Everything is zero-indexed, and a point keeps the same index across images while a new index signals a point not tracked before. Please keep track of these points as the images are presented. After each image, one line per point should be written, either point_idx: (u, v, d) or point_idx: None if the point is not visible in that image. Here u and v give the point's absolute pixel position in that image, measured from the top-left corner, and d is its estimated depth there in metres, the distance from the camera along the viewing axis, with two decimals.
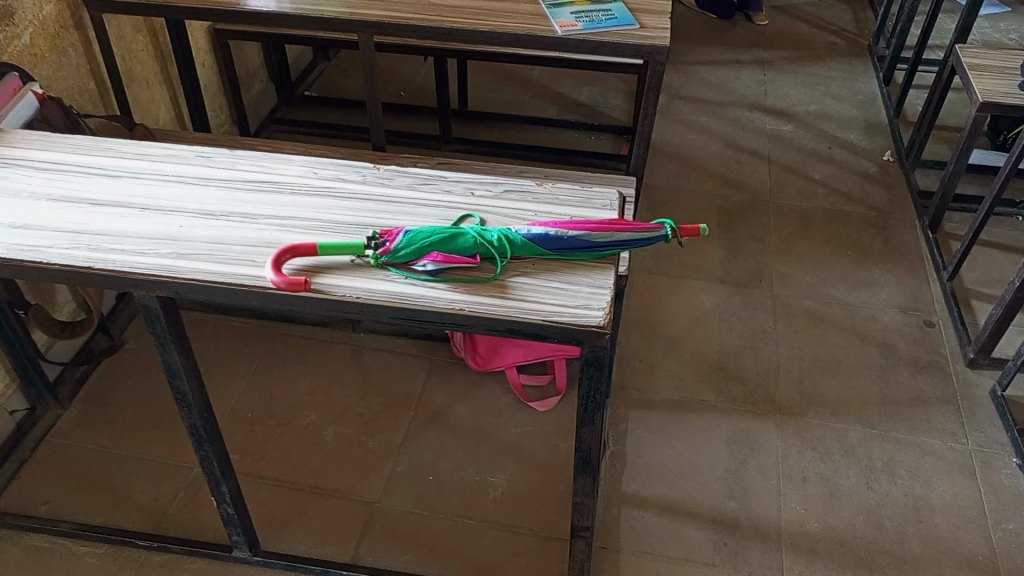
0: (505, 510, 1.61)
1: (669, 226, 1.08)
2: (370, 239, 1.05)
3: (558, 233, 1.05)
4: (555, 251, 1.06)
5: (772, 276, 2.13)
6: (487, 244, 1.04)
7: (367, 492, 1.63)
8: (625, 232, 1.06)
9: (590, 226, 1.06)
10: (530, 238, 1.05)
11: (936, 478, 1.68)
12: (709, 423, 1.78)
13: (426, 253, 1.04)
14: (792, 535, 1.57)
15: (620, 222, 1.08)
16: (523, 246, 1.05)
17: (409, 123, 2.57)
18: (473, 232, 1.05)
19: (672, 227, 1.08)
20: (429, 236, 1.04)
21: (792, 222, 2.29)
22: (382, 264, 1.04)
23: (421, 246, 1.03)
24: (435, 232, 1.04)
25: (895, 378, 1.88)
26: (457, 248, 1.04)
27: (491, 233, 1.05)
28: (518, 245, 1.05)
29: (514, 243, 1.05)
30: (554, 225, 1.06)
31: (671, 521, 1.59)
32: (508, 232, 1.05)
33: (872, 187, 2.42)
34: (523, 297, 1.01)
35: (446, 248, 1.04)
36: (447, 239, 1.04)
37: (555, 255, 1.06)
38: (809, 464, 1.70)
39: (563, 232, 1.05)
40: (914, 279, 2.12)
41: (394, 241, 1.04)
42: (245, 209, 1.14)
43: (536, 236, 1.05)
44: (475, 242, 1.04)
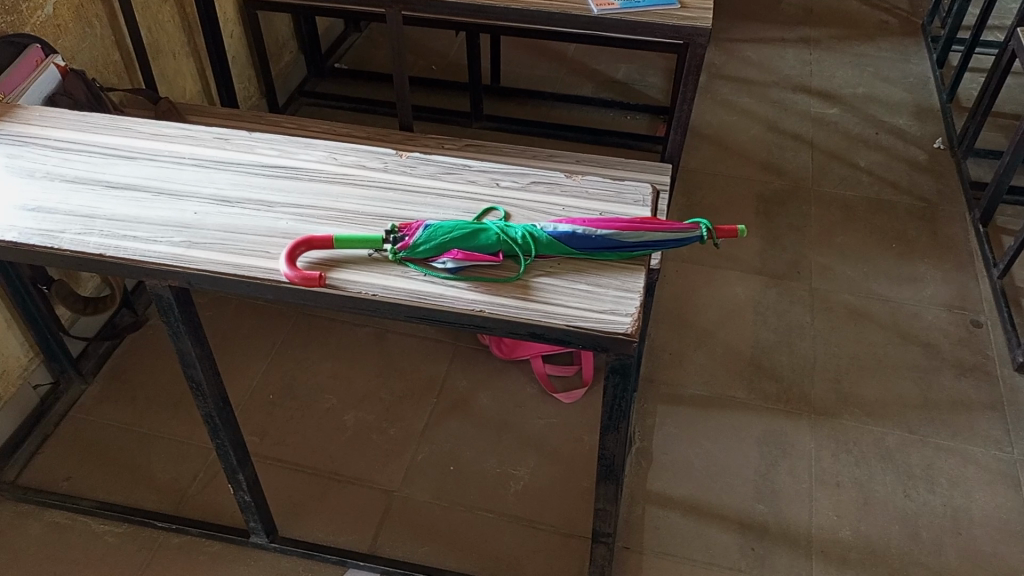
0: (525, 505, 1.57)
1: (704, 225, 1.02)
2: (388, 233, 1.00)
3: (585, 232, 0.99)
4: (581, 251, 1.00)
5: (811, 268, 2.05)
6: (511, 241, 0.99)
7: (386, 480, 1.60)
8: (658, 231, 1.00)
9: (620, 225, 1.00)
10: (555, 236, 0.99)
11: (977, 488, 1.61)
12: (740, 422, 1.72)
13: (446, 249, 0.99)
14: (823, 543, 1.52)
15: (654, 221, 1.02)
16: (551, 245, 0.99)
17: (440, 99, 2.51)
18: (496, 228, 1.00)
19: (708, 227, 1.01)
20: (454, 232, 0.98)
21: (834, 212, 2.20)
22: (400, 260, 1.00)
23: (443, 242, 0.98)
24: (461, 227, 0.99)
25: (937, 380, 1.80)
26: (479, 245, 0.99)
27: (521, 228, 1.00)
28: (543, 243, 0.99)
29: (538, 241, 0.99)
30: (581, 223, 1.00)
31: (696, 523, 1.55)
32: (532, 229, 1.00)
33: (920, 176, 2.30)
34: (547, 299, 0.96)
35: (471, 245, 0.99)
36: (468, 235, 0.99)
37: (585, 255, 1.01)
38: (843, 469, 1.64)
39: (591, 230, 0.99)
40: (961, 276, 2.03)
41: (416, 235, 0.99)
42: (261, 195, 1.10)
43: (563, 234, 0.99)
44: (497, 239, 0.99)
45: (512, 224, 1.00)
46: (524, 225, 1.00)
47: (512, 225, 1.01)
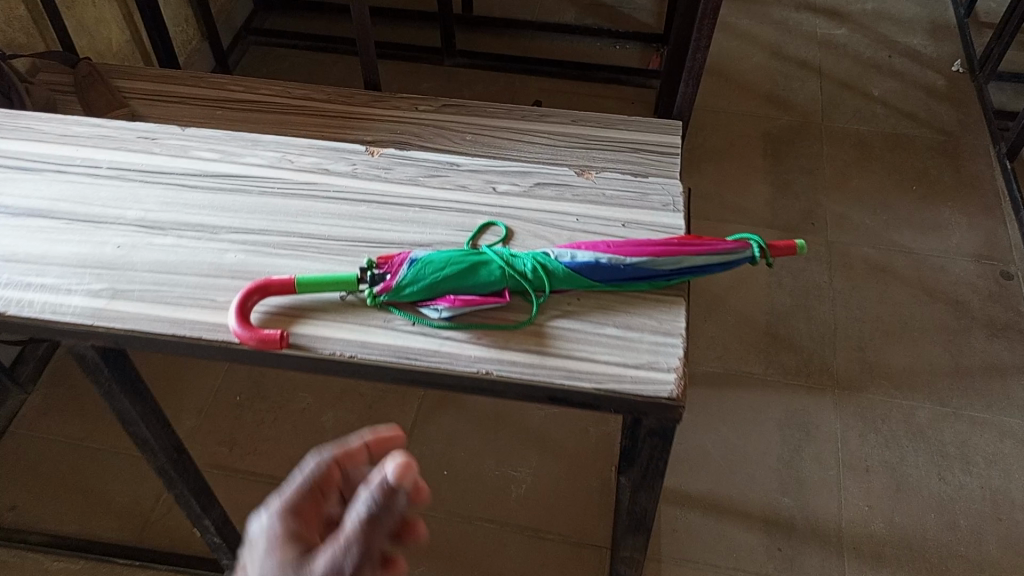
0: (529, 512, 1.42)
1: (756, 244, 0.83)
2: (365, 270, 0.80)
3: (612, 261, 0.80)
4: (606, 282, 0.81)
5: (826, 218, 1.87)
6: (519, 276, 0.79)
7: None
8: (701, 254, 0.81)
9: (654, 249, 0.81)
10: (574, 267, 0.80)
11: (1015, 466, 1.49)
12: (760, 402, 1.57)
13: (438, 292, 0.79)
14: (855, 538, 1.40)
15: (696, 242, 0.82)
16: (567, 277, 0.80)
17: (406, 33, 2.24)
18: (500, 259, 0.80)
19: (760, 245, 0.83)
20: (448, 267, 0.79)
21: (848, 150, 2.00)
22: (381, 304, 0.80)
23: (435, 280, 0.78)
24: (457, 260, 0.80)
25: (968, 343, 1.66)
26: (480, 283, 0.79)
27: (531, 257, 0.81)
28: (559, 276, 0.80)
29: (553, 274, 0.80)
30: (606, 248, 0.81)
31: (718, 522, 1.41)
32: (545, 259, 0.80)
33: (939, 105, 2.11)
34: (568, 352, 0.77)
35: (471, 284, 0.79)
36: (466, 272, 0.79)
37: (610, 287, 0.81)
38: (873, 452, 1.50)
39: (619, 259, 0.80)
40: (987, 221, 1.87)
41: (400, 271, 0.79)
42: (200, 217, 0.88)
43: (584, 265, 0.80)
44: (502, 274, 0.79)
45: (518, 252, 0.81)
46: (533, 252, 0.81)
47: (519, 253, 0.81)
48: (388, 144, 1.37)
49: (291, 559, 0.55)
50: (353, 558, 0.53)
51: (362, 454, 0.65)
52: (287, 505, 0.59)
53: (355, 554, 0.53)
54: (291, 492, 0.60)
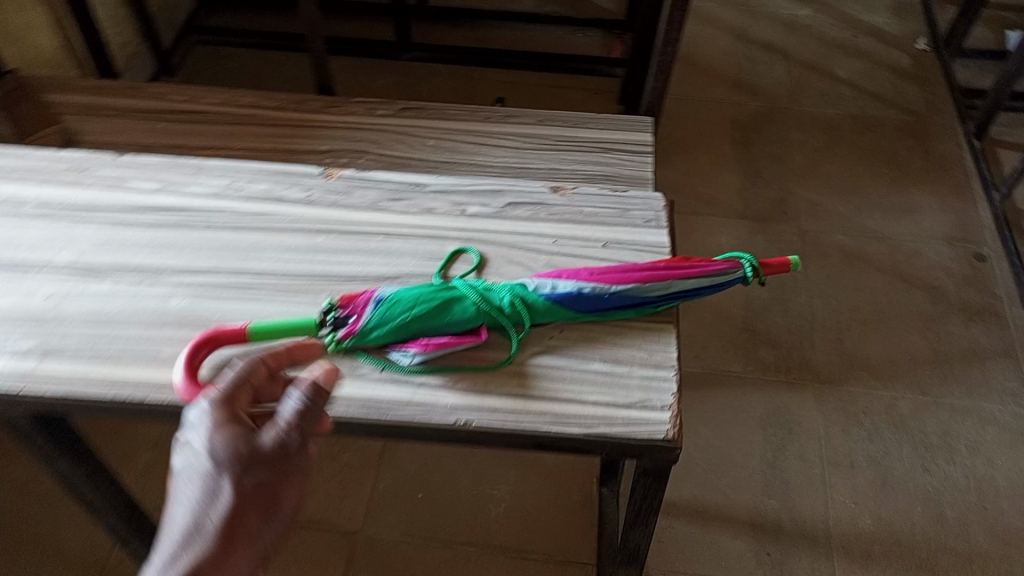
0: (509, 531, 1.36)
1: (748, 262, 0.80)
2: (326, 313, 0.73)
3: (596, 290, 0.74)
4: (590, 313, 0.76)
5: (797, 205, 1.83)
6: (496, 312, 0.74)
7: (347, 519, 1.37)
8: (689, 278, 0.76)
9: (639, 274, 0.76)
10: (555, 298, 0.74)
11: (998, 453, 1.47)
12: (741, 401, 1.53)
13: (409, 334, 0.72)
14: (843, 538, 1.36)
15: (683, 265, 0.78)
16: (546, 311, 0.74)
17: (358, 27, 2.14)
18: (474, 294, 0.74)
19: (752, 264, 0.79)
20: (415, 308, 0.72)
21: (816, 135, 1.98)
22: (345, 350, 0.73)
23: (402, 324, 0.71)
24: (425, 298, 0.72)
25: (945, 329, 1.64)
26: (452, 320, 0.72)
27: (508, 292, 0.74)
28: (540, 310, 0.74)
29: (533, 308, 0.74)
30: (588, 276, 0.75)
31: (704, 530, 1.37)
32: (523, 292, 0.74)
33: (905, 85, 2.10)
34: (552, 393, 0.71)
35: (442, 325, 0.72)
36: (438, 310, 0.72)
37: (593, 318, 0.76)
38: (856, 447, 1.47)
39: (603, 287, 0.74)
40: (958, 202, 1.85)
41: (363, 316, 0.72)
42: (140, 258, 0.80)
43: (565, 296, 0.74)
44: (477, 310, 0.73)
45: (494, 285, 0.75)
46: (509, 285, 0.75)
47: (495, 287, 0.75)
48: (344, 153, 1.29)
49: (236, 435, 0.59)
50: (295, 440, 0.60)
51: (285, 357, 0.68)
52: (222, 395, 0.61)
53: (299, 436, 0.60)
54: (220, 384, 0.62)
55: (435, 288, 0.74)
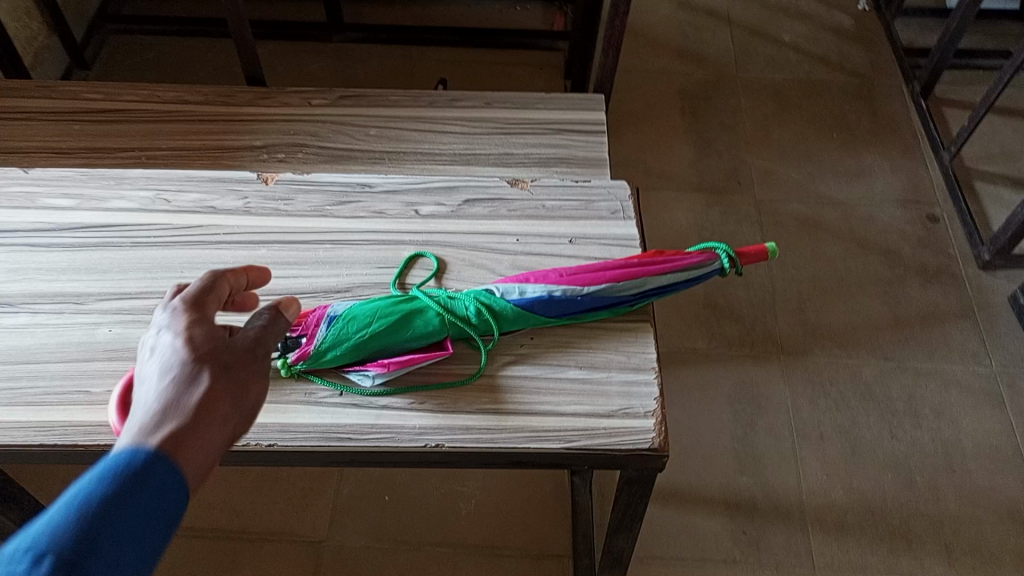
0: (483, 529, 1.30)
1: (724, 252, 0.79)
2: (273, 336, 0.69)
3: (568, 292, 0.72)
4: (562, 317, 0.73)
5: (751, 174, 1.81)
6: (461, 321, 0.71)
7: (310, 529, 1.29)
8: (666, 271, 0.76)
9: (612, 272, 0.74)
10: (526, 304, 0.72)
11: (963, 414, 1.47)
12: (707, 378, 1.51)
13: (367, 352, 0.69)
14: (816, 511, 1.35)
15: (656, 258, 0.77)
16: (521, 317, 0.72)
17: (287, 10, 2.04)
18: (436, 303, 0.72)
19: (729, 254, 0.79)
20: (375, 321, 0.69)
21: (766, 101, 1.96)
22: (299, 373, 0.69)
23: (360, 339, 0.68)
24: (384, 311, 0.70)
25: (904, 292, 1.64)
26: (416, 333, 0.70)
27: (468, 299, 0.72)
28: (508, 318, 0.72)
29: (501, 316, 0.71)
30: (558, 279, 0.73)
31: (679, 513, 1.35)
32: (489, 299, 0.72)
33: (849, 47, 2.09)
34: (527, 407, 0.68)
35: (402, 339, 0.70)
36: (399, 322, 0.70)
37: (572, 319, 0.74)
38: (824, 418, 1.47)
39: (575, 289, 0.72)
40: (908, 163, 1.85)
41: (318, 332, 0.69)
42: (61, 283, 0.78)
43: (536, 301, 0.72)
44: (441, 321, 0.71)
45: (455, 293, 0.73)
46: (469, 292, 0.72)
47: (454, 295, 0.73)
48: (281, 148, 1.21)
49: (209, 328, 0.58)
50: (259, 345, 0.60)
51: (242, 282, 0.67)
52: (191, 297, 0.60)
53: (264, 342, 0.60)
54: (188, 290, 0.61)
55: (394, 300, 0.72)
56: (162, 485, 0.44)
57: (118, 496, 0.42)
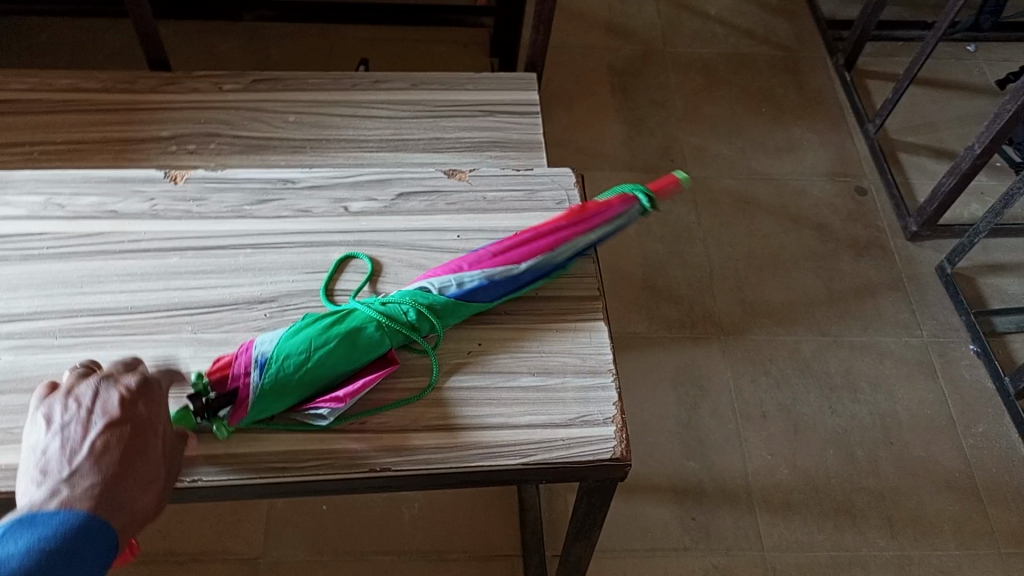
0: (428, 532, 1.24)
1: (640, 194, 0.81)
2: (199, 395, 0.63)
3: (507, 273, 0.72)
4: (503, 297, 0.73)
5: (683, 152, 1.79)
6: (403, 329, 0.68)
7: (244, 544, 1.21)
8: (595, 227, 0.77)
9: (543, 242, 0.75)
10: (467, 294, 0.70)
11: (898, 385, 1.49)
12: (650, 362, 1.48)
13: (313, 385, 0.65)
14: (763, 492, 1.35)
15: (582, 217, 0.78)
16: (465, 309, 0.71)
17: None
18: (371, 318, 0.68)
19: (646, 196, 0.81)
20: (316, 353, 0.65)
21: (694, 76, 1.94)
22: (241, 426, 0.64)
23: (302, 375, 0.64)
24: (321, 340, 0.65)
25: (837, 266, 1.65)
26: (363, 354, 0.67)
27: (413, 310, 0.69)
28: (449, 311, 0.70)
29: (441, 310, 0.70)
30: (492, 261, 0.72)
31: (630, 503, 1.32)
32: (424, 298, 0.69)
33: (773, 19, 2.09)
34: (479, 420, 0.66)
35: (347, 362, 0.66)
36: (341, 348, 0.66)
37: (514, 296, 0.74)
38: (767, 397, 1.46)
39: (513, 267, 0.72)
40: (836, 137, 1.85)
41: (250, 379, 0.63)
42: None
43: (476, 289, 0.71)
44: (383, 334, 0.67)
45: (389, 301, 0.69)
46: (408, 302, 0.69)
47: (389, 306, 0.69)
48: (192, 139, 1.11)
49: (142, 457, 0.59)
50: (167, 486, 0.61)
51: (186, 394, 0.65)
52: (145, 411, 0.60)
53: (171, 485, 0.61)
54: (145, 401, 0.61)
55: (322, 323, 0.67)
56: (100, 543, 0.53)
57: (72, 548, 0.51)
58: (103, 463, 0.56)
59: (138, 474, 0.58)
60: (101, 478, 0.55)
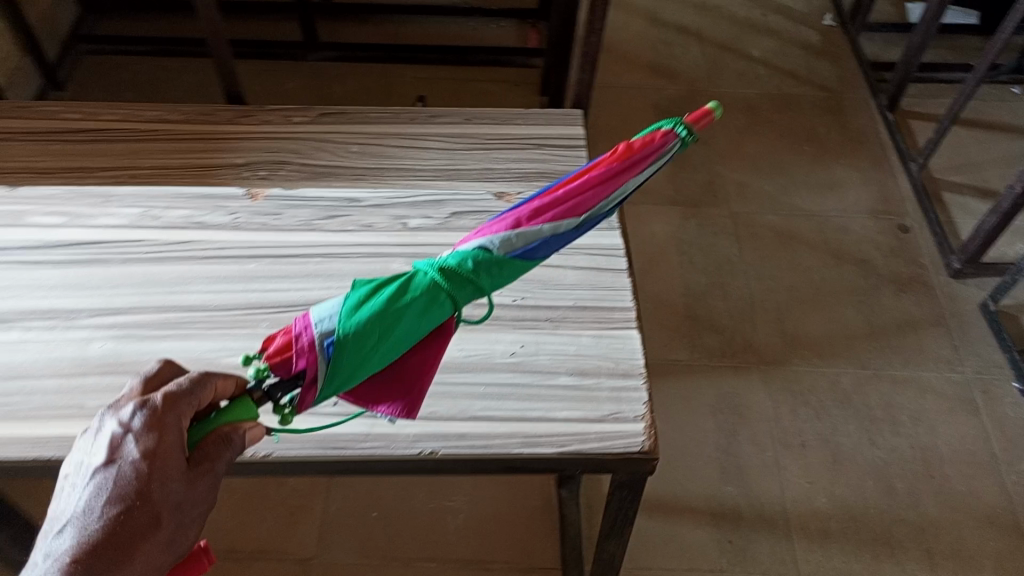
0: (472, 543, 1.30)
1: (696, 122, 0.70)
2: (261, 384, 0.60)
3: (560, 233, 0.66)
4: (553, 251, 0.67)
5: (726, 188, 1.85)
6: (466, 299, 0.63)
7: (298, 546, 1.28)
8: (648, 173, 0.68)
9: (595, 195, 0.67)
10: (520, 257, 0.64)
11: (939, 420, 1.50)
12: (689, 390, 1.52)
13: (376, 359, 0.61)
14: (800, 518, 1.37)
15: (627, 162, 0.68)
16: (513, 272, 0.65)
17: (263, 29, 2.05)
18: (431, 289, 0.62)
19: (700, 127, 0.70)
20: (383, 334, 0.60)
21: (738, 115, 2.00)
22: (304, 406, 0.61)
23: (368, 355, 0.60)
24: (378, 320, 0.60)
25: (878, 301, 1.67)
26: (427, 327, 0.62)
27: (477, 282, 0.63)
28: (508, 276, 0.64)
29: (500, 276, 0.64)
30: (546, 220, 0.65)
31: (667, 524, 1.35)
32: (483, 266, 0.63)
33: (817, 61, 2.14)
34: (520, 414, 0.72)
35: (409, 341, 0.62)
36: (405, 321, 0.61)
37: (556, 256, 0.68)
38: (805, 427, 1.49)
39: (567, 226, 0.66)
40: (878, 175, 1.89)
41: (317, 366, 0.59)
42: (54, 301, 0.78)
43: (530, 250, 0.65)
44: (446, 304, 0.63)
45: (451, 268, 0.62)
46: (474, 272, 0.63)
47: (451, 273, 0.63)
48: (264, 165, 1.21)
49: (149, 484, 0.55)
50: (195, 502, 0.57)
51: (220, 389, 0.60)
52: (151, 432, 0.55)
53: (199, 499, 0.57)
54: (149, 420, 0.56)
55: (375, 300, 0.61)
56: None
57: None
58: (103, 501, 0.53)
59: (131, 528, 0.53)
60: (93, 529, 0.52)
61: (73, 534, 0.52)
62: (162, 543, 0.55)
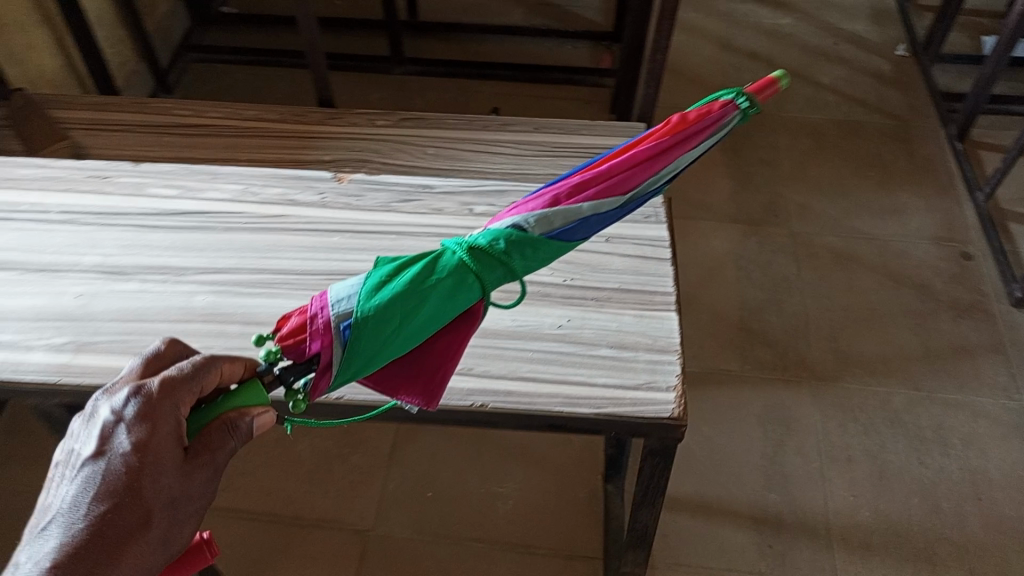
0: (520, 527, 1.37)
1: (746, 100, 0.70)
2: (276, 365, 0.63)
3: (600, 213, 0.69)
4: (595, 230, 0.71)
5: (787, 209, 1.89)
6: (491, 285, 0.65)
7: (358, 517, 1.38)
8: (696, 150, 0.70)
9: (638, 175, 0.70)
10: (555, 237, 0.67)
11: (991, 445, 1.50)
12: (738, 400, 1.57)
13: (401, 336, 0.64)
14: (842, 530, 1.39)
15: (679, 135, 0.70)
16: (550, 250, 0.67)
17: (353, 43, 2.19)
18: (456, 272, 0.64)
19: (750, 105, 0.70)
20: (405, 314, 0.63)
21: (804, 139, 2.04)
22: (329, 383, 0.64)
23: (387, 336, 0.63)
24: (400, 300, 0.62)
25: (936, 325, 1.68)
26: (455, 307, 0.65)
27: (506, 263, 0.65)
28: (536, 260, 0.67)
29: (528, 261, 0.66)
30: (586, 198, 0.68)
31: (709, 525, 1.40)
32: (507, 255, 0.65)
33: (887, 90, 2.17)
34: (563, 378, 0.80)
35: (435, 321, 0.64)
36: (430, 299, 0.63)
37: (601, 230, 0.71)
38: (853, 442, 1.51)
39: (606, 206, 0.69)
40: (943, 202, 1.90)
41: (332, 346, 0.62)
42: (166, 260, 0.89)
43: (568, 230, 0.68)
44: (472, 287, 0.64)
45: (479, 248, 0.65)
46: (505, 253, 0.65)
47: (479, 255, 0.65)
48: (348, 161, 1.33)
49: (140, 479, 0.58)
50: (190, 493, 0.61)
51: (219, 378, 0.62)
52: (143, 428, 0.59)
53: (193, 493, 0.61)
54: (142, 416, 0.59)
55: (398, 280, 0.63)
56: None
57: None
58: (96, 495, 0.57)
59: (122, 521, 0.57)
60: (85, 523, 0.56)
61: (65, 528, 0.56)
62: (156, 534, 0.59)
